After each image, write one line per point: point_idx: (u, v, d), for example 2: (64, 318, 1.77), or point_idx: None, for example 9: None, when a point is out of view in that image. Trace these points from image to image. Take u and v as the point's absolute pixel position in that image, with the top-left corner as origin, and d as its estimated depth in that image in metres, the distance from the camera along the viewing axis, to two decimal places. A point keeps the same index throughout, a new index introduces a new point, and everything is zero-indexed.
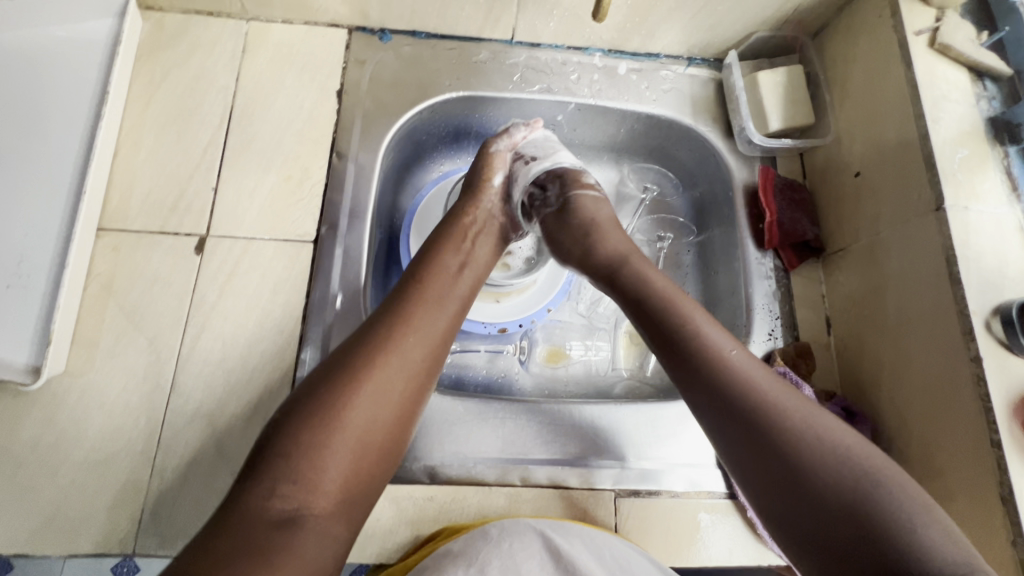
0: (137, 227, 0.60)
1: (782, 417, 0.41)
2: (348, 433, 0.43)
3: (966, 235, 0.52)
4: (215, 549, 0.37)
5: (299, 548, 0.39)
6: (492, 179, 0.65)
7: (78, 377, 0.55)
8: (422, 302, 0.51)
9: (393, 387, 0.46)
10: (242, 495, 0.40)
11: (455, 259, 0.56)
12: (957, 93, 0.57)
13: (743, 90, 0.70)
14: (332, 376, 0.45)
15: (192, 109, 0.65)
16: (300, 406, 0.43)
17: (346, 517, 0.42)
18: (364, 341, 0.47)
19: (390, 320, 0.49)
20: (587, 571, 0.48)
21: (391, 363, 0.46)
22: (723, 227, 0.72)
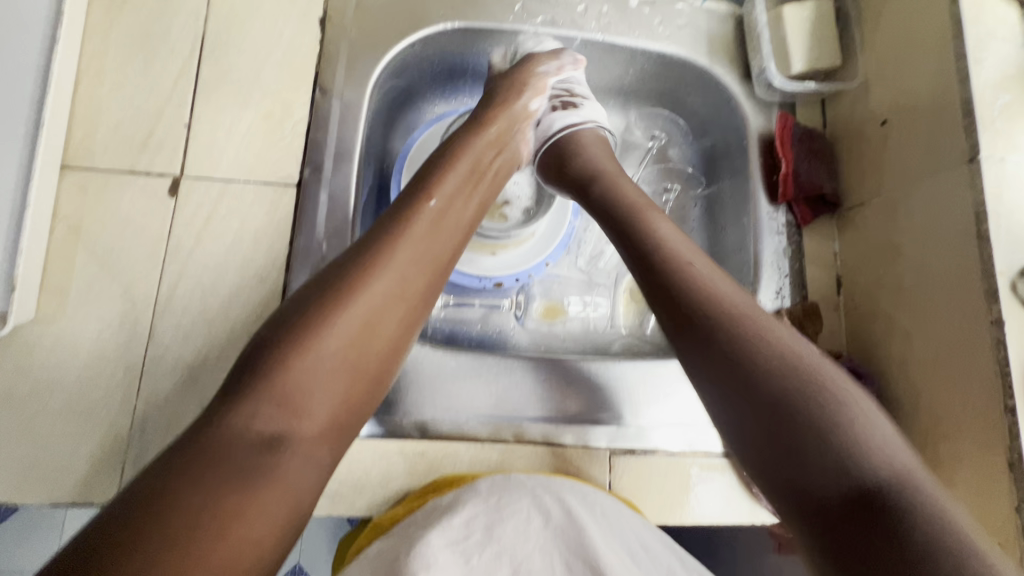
0: (105, 165, 0.56)
1: (793, 381, 0.39)
2: (338, 353, 0.40)
3: (1000, 189, 0.48)
4: (193, 467, 0.35)
5: (281, 472, 0.37)
6: (530, 101, 0.60)
7: (50, 325, 0.52)
8: (426, 219, 0.47)
9: (389, 308, 0.43)
10: (222, 410, 0.38)
11: (465, 172, 0.52)
12: (1004, 30, 0.52)
13: (766, 27, 0.64)
14: (319, 293, 0.42)
15: (159, 35, 0.59)
16: (287, 320, 0.41)
17: (331, 441, 0.41)
18: (363, 252, 0.44)
19: (387, 234, 0.45)
20: (588, 536, 0.46)
21: (388, 283, 0.43)
22: (734, 179, 0.68)
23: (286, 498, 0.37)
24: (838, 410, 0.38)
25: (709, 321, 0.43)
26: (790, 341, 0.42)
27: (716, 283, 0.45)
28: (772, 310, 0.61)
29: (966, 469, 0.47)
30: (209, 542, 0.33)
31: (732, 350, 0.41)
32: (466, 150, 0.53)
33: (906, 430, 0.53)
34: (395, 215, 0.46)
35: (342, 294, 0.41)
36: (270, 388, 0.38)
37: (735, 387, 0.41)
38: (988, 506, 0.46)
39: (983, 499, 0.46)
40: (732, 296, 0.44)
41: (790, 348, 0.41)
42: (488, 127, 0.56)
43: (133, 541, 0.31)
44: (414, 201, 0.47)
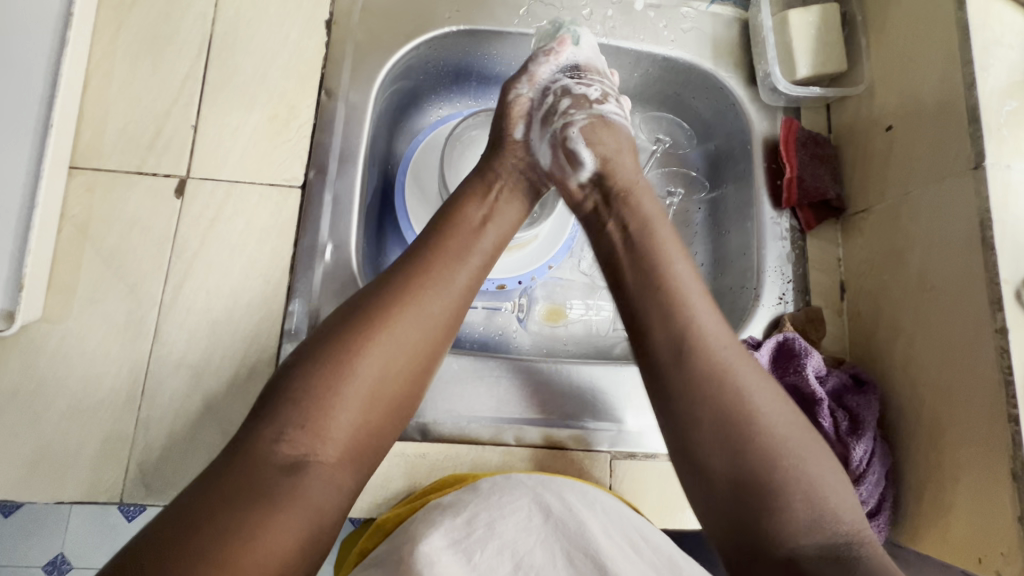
0: (113, 166, 0.56)
1: (768, 437, 0.40)
2: (360, 385, 0.41)
3: (1006, 196, 0.47)
4: (220, 491, 0.36)
5: (304, 492, 0.38)
6: (515, 129, 0.57)
7: (56, 324, 0.53)
8: (449, 249, 0.47)
9: (410, 341, 0.43)
10: (252, 436, 0.39)
11: (485, 202, 0.52)
12: (1012, 37, 0.51)
13: (771, 32, 0.64)
14: (350, 322, 0.43)
15: (167, 37, 0.60)
16: (317, 348, 0.42)
17: (351, 468, 0.41)
18: (385, 288, 0.44)
19: (414, 267, 0.46)
20: (592, 532, 0.46)
21: (407, 317, 0.43)
22: (738, 184, 0.68)
23: (307, 524, 0.37)
24: (798, 471, 0.39)
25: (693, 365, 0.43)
26: (745, 383, 0.42)
27: (703, 320, 0.44)
28: (775, 315, 0.61)
29: (969, 477, 0.47)
30: (240, 569, 0.34)
31: (702, 403, 0.41)
32: (484, 178, 0.54)
33: (908, 436, 0.53)
34: (422, 247, 0.47)
35: (370, 325, 0.42)
36: (297, 412, 0.39)
37: (705, 436, 0.41)
38: (992, 515, 0.45)
39: (985, 508, 0.46)
40: (716, 343, 0.43)
41: (750, 397, 0.41)
42: (511, 153, 0.56)
43: (170, 563, 0.33)
44: (439, 232, 0.49)
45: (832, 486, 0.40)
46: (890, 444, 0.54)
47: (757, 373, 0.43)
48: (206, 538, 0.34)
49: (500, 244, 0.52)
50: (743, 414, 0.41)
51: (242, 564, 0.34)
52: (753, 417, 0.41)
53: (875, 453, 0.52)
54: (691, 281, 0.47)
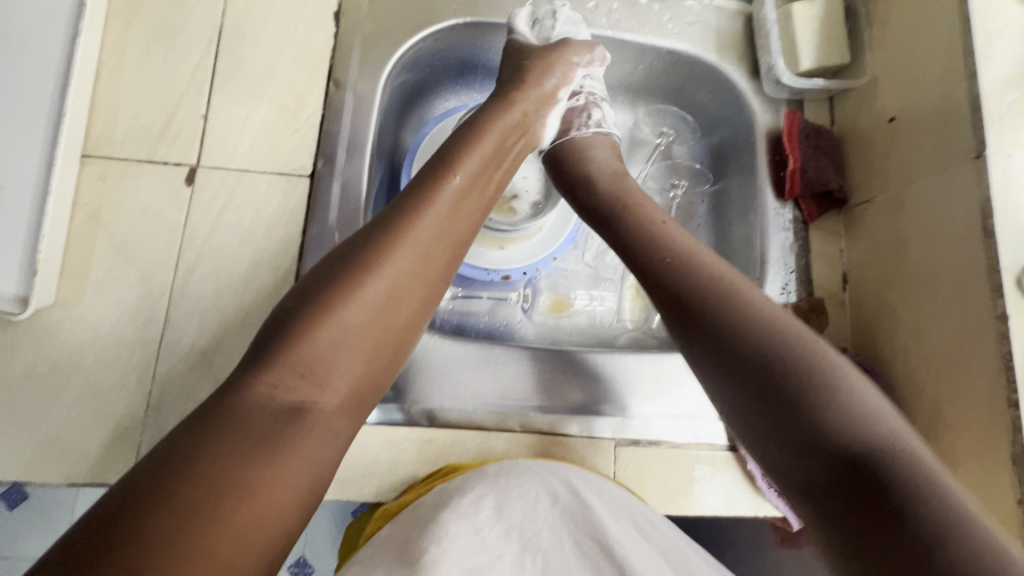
0: (124, 154, 0.57)
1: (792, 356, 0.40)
2: (358, 328, 0.41)
3: (1006, 185, 0.48)
4: (213, 432, 0.36)
5: (301, 440, 0.38)
6: (544, 82, 0.60)
7: (69, 309, 0.53)
8: (445, 198, 0.48)
9: (408, 287, 0.44)
10: (244, 379, 0.39)
11: (488, 150, 0.53)
12: (1014, 28, 0.52)
13: (774, 25, 0.65)
14: (343, 266, 0.42)
15: (178, 27, 0.60)
16: (310, 292, 0.41)
17: (349, 415, 0.41)
18: (381, 229, 0.44)
19: (408, 212, 0.46)
20: (600, 519, 0.47)
21: (405, 259, 0.44)
22: (741, 176, 0.69)
23: (302, 470, 0.38)
24: (851, 399, 0.38)
25: (725, 322, 0.43)
26: (810, 339, 0.41)
27: (727, 278, 0.46)
28: (777, 305, 0.62)
29: (970, 461, 0.48)
30: (235, 509, 0.34)
31: (757, 356, 0.41)
32: (491, 129, 0.55)
33: (910, 423, 0.53)
34: (415, 191, 0.47)
35: (363, 270, 0.42)
36: (293, 358, 0.39)
37: (765, 389, 0.40)
38: (993, 498, 0.46)
39: (985, 493, 0.47)
40: (757, 299, 0.44)
41: (822, 352, 0.41)
42: (510, 110, 0.57)
43: (161, 504, 0.32)
44: (436, 177, 0.49)
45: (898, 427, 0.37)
46: None
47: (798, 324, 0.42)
48: (199, 481, 0.33)
49: (491, 198, 0.53)
50: (761, 334, 0.41)
51: (241, 507, 0.34)
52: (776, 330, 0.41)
53: None
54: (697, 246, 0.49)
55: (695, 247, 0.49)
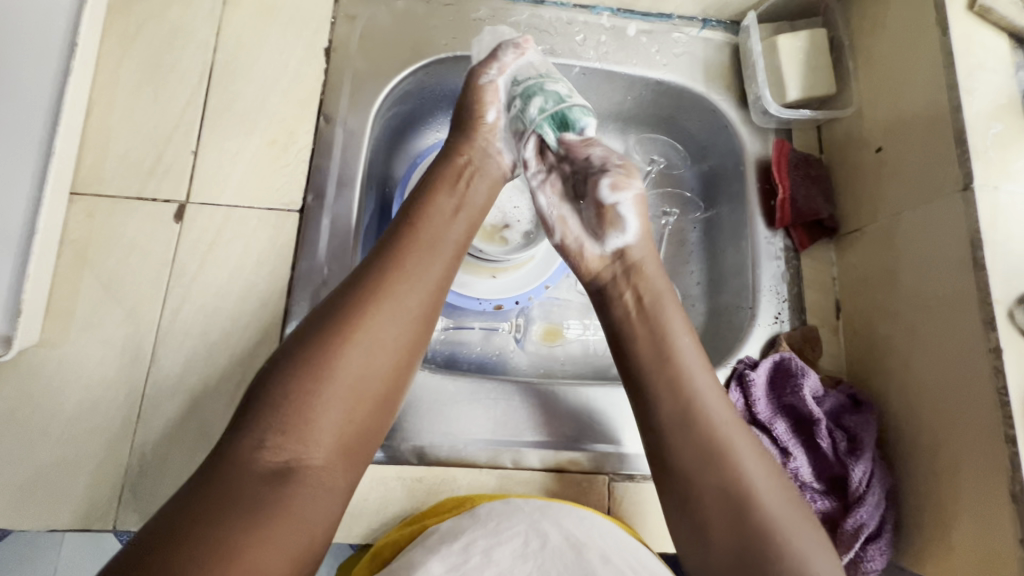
0: (113, 191, 0.57)
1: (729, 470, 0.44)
2: (344, 381, 0.42)
3: (994, 217, 0.48)
4: (207, 500, 0.36)
5: (294, 497, 0.38)
6: (486, 116, 0.57)
7: (54, 348, 0.53)
8: (423, 251, 0.48)
9: (388, 335, 0.44)
10: (234, 442, 0.39)
11: (453, 194, 0.53)
12: (995, 61, 0.52)
13: (761, 56, 0.65)
14: (323, 326, 0.43)
15: (170, 64, 0.61)
16: (292, 353, 0.42)
17: (344, 467, 0.41)
18: (358, 283, 0.45)
19: (384, 266, 0.46)
20: (578, 543, 0.46)
21: (382, 311, 0.44)
22: (732, 204, 0.69)
23: (298, 528, 0.38)
24: (762, 516, 0.43)
25: (692, 443, 0.46)
26: (744, 460, 0.45)
27: (693, 370, 0.48)
28: (771, 334, 0.61)
29: (970, 498, 0.47)
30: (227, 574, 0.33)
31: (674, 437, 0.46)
32: (445, 179, 0.54)
33: (908, 457, 0.53)
34: (388, 247, 0.48)
35: (342, 326, 0.43)
36: (278, 420, 0.39)
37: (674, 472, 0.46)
38: (995, 538, 0.45)
39: (987, 531, 0.45)
40: (710, 419, 0.46)
41: (745, 476, 0.44)
42: (476, 140, 0.57)
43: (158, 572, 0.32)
44: (407, 232, 0.49)
45: (792, 525, 0.43)
46: (890, 466, 0.54)
47: (757, 454, 0.46)
48: (197, 548, 0.34)
49: (469, 233, 0.52)
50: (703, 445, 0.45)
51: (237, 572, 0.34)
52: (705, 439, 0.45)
53: (874, 474, 0.52)
54: (678, 322, 0.51)
55: (677, 336, 0.50)
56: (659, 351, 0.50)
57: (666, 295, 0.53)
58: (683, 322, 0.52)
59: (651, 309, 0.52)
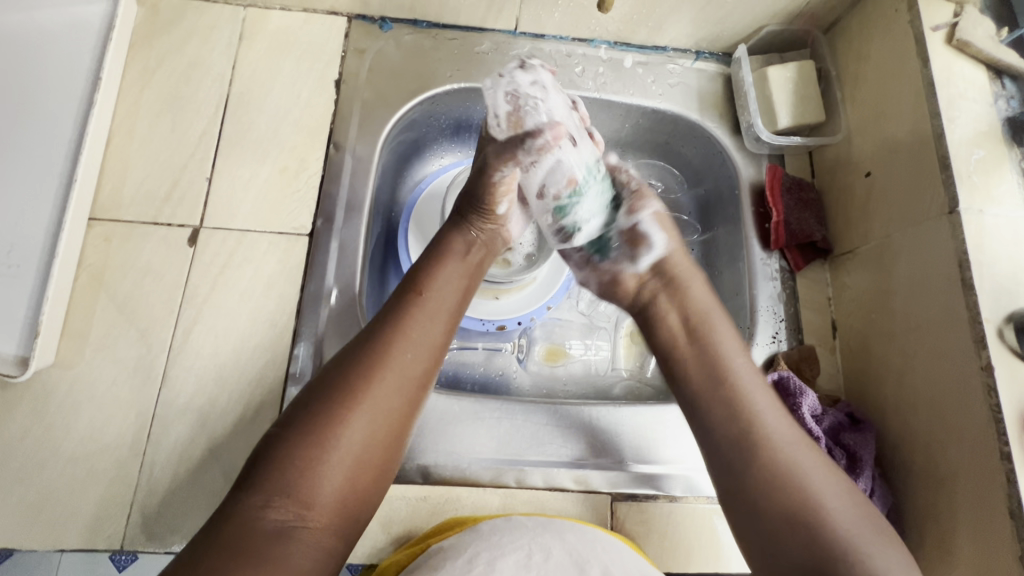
0: (129, 216, 0.59)
1: (801, 484, 0.43)
2: (347, 447, 0.42)
3: (980, 240, 0.50)
4: (211, 561, 0.36)
5: (289, 561, 0.38)
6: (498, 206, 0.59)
7: (69, 368, 0.54)
8: (422, 317, 0.49)
9: (392, 399, 0.44)
10: (238, 500, 0.39)
11: (460, 264, 0.54)
12: (974, 91, 0.55)
13: (752, 87, 0.68)
14: (323, 392, 0.43)
15: (187, 96, 0.64)
16: (295, 418, 0.42)
17: (340, 531, 0.41)
18: (367, 348, 0.46)
19: (384, 331, 0.47)
20: (587, 559, 0.46)
21: (387, 378, 0.45)
22: (728, 227, 0.71)
23: None
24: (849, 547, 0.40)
25: (753, 450, 0.45)
26: (812, 476, 0.44)
27: (755, 395, 0.48)
28: (768, 354, 0.62)
29: (969, 516, 0.47)
30: None
31: (733, 446, 0.46)
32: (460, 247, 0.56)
33: (907, 475, 0.53)
34: (389, 312, 0.48)
35: (351, 394, 0.43)
36: (277, 486, 0.39)
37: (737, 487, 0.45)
38: (995, 556, 0.45)
39: (986, 548, 0.46)
40: (774, 425, 0.46)
41: (808, 479, 0.43)
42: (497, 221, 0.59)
43: None
44: (409, 297, 0.49)
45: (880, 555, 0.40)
46: (890, 484, 0.54)
47: (827, 472, 0.44)
48: None
49: (467, 296, 0.54)
50: (766, 459, 0.44)
51: None
52: (760, 450, 0.45)
53: (873, 491, 0.52)
54: (732, 345, 0.51)
55: (738, 359, 0.50)
56: (716, 364, 0.50)
57: (723, 323, 0.53)
58: (737, 344, 0.52)
59: (703, 328, 0.53)
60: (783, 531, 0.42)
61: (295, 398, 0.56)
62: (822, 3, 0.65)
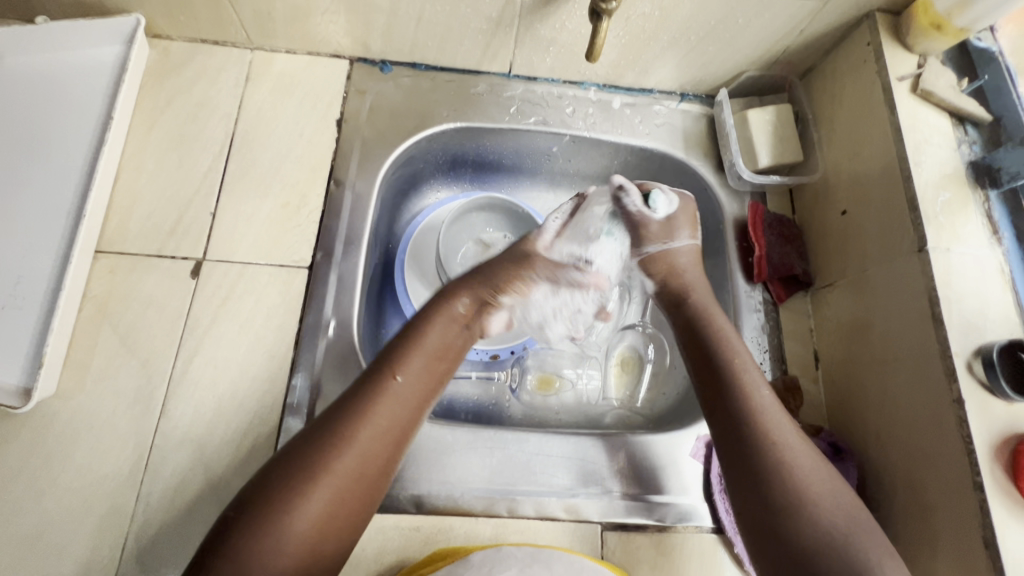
0: (135, 249, 0.61)
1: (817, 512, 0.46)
2: (297, 531, 0.42)
3: (949, 277, 0.53)
4: None
5: None
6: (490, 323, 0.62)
7: (69, 399, 0.55)
8: (393, 398, 0.49)
9: (351, 481, 0.45)
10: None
11: (435, 345, 0.55)
12: (939, 137, 0.59)
13: (733, 128, 0.72)
14: (287, 470, 0.44)
15: (194, 134, 0.67)
16: (254, 501, 0.42)
17: None
18: (330, 427, 0.46)
19: (355, 410, 0.47)
20: None
21: (345, 461, 0.45)
22: (714, 260, 0.74)
23: None
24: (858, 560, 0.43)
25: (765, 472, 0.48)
26: (818, 500, 0.46)
27: (776, 429, 0.51)
28: None
29: (947, 545, 0.49)
30: None
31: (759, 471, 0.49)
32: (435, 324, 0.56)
33: (888, 504, 0.55)
34: (364, 390, 0.49)
35: (307, 479, 0.43)
36: (231, 569, 0.40)
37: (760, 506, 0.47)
38: None
39: None
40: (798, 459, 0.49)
41: (817, 503, 0.46)
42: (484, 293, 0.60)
43: None
44: (385, 375, 0.50)
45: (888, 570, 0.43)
46: (874, 514, 0.56)
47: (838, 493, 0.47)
48: None
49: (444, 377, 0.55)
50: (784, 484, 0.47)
51: None
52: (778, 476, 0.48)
53: None
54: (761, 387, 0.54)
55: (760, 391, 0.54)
56: (746, 395, 0.53)
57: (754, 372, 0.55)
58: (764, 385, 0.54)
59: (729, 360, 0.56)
60: (792, 538, 0.45)
61: (292, 428, 0.57)
62: (798, 51, 0.69)
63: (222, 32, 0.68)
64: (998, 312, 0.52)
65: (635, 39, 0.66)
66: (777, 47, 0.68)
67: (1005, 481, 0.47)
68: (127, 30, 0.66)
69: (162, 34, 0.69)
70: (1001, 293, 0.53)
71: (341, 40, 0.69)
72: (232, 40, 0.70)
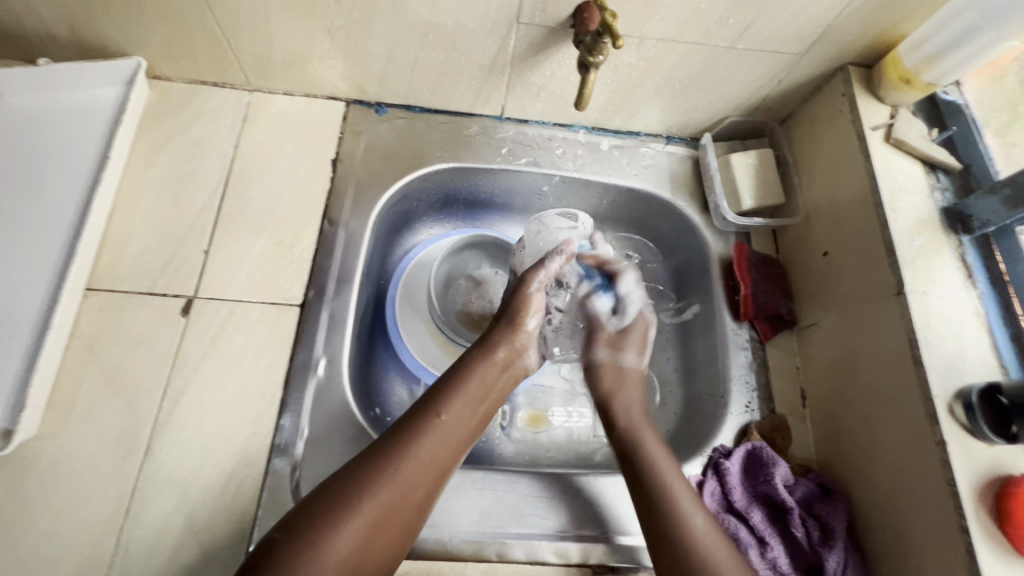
0: (125, 287, 0.61)
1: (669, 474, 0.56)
2: (359, 519, 0.46)
3: (927, 320, 0.54)
4: None
5: None
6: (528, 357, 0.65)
7: (51, 440, 0.54)
8: (435, 435, 0.53)
9: (410, 485, 0.50)
10: (273, 551, 0.44)
11: (482, 387, 0.59)
12: (913, 184, 0.61)
13: (717, 171, 0.74)
14: (337, 496, 0.47)
15: (190, 173, 0.68)
16: (335, 488, 0.48)
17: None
18: (400, 437, 0.52)
19: (407, 441, 0.52)
20: None
21: (408, 469, 0.50)
22: (701, 298, 0.75)
23: None
24: (681, 510, 0.53)
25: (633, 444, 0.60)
26: (667, 465, 0.57)
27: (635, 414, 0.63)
28: (743, 423, 0.65)
29: None
30: None
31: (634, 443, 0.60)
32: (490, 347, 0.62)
33: (876, 546, 0.55)
34: (409, 428, 0.53)
35: (377, 478, 0.49)
36: (301, 545, 0.44)
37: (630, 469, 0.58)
38: None
39: None
40: (655, 448, 0.59)
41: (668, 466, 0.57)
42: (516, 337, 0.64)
43: None
44: (431, 412, 0.55)
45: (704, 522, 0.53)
46: (863, 556, 0.56)
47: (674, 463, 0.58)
48: None
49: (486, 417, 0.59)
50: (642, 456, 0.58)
51: None
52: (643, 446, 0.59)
53: (847, 565, 0.54)
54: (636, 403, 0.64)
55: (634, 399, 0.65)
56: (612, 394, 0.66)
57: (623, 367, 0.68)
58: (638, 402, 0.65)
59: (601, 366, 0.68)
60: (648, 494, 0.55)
61: (278, 470, 0.56)
62: (777, 99, 0.72)
63: (221, 74, 0.70)
64: (976, 355, 0.53)
65: (622, 86, 0.69)
66: (758, 95, 0.71)
67: (990, 524, 0.47)
68: (128, 72, 0.67)
69: (161, 75, 0.71)
70: (978, 336, 0.54)
71: (338, 83, 0.71)
72: (231, 82, 0.71)
